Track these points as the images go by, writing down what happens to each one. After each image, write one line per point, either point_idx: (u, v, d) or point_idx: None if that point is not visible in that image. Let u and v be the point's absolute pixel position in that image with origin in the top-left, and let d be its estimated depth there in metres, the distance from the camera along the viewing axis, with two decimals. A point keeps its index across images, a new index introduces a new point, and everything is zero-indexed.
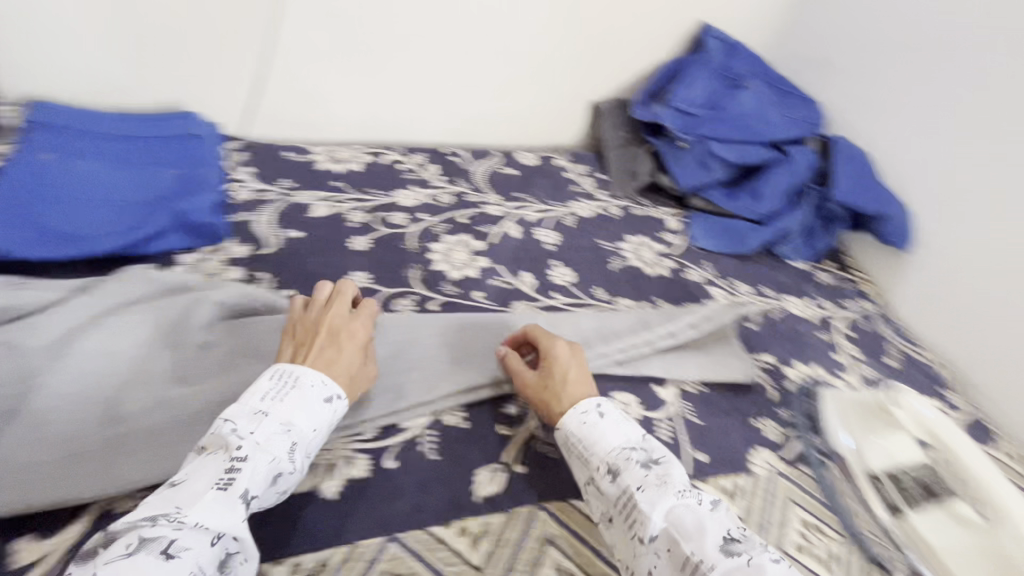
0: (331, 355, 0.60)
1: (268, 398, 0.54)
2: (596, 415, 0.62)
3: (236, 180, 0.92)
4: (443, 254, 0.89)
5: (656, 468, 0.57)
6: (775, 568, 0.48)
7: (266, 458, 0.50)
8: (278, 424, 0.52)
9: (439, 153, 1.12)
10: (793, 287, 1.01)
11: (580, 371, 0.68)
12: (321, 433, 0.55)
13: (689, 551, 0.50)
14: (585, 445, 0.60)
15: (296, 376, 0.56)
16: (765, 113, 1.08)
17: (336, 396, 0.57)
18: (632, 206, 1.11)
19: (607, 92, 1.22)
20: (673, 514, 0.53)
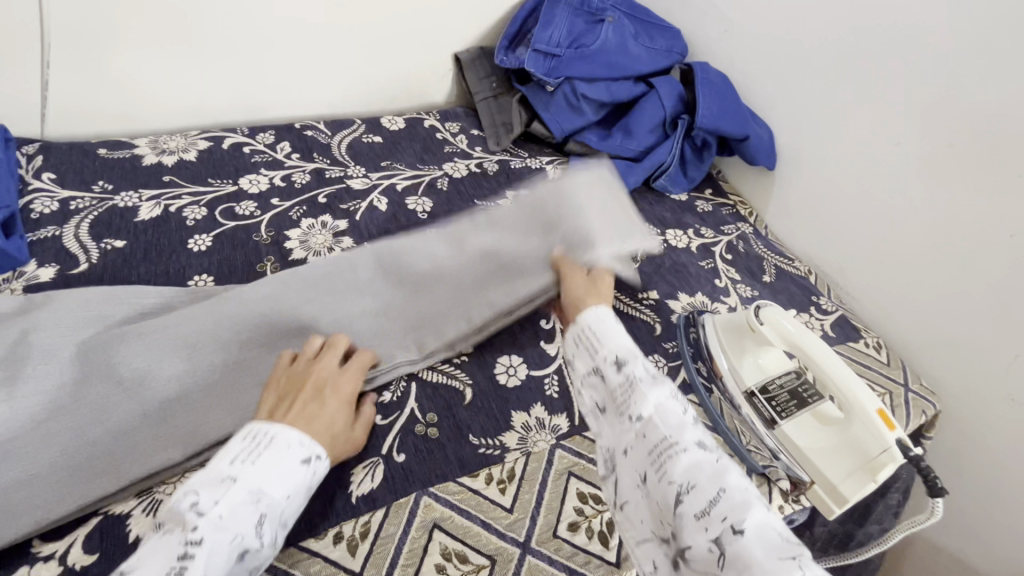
0: (313, 412, 0.55)
1: (237, 461, 0.48)
2: (607, 321, 0.60)
3: (37, 191, 0.79)
4: (301, 240, 0.81)
5: (658, 372, 0.55)
6: (742, 476, 0.46)
7: (226, 537, 0.44)
8: (246, 493, 0.46)
9: (292, 129, 1.01)
10: (674, 220, 1.02)
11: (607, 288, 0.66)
12: (295, 499, 0.50)
13: (666, 435, 0.49)
14: (595, 338, 0.58)
15: (271, 435, 0.51)
16: (627, 46, 1.05)
17: (315, 455, 0.52)
18: (509, 159, 1.07)
19: (468, 40, 1.14)
20: (661, 408, 0.51)
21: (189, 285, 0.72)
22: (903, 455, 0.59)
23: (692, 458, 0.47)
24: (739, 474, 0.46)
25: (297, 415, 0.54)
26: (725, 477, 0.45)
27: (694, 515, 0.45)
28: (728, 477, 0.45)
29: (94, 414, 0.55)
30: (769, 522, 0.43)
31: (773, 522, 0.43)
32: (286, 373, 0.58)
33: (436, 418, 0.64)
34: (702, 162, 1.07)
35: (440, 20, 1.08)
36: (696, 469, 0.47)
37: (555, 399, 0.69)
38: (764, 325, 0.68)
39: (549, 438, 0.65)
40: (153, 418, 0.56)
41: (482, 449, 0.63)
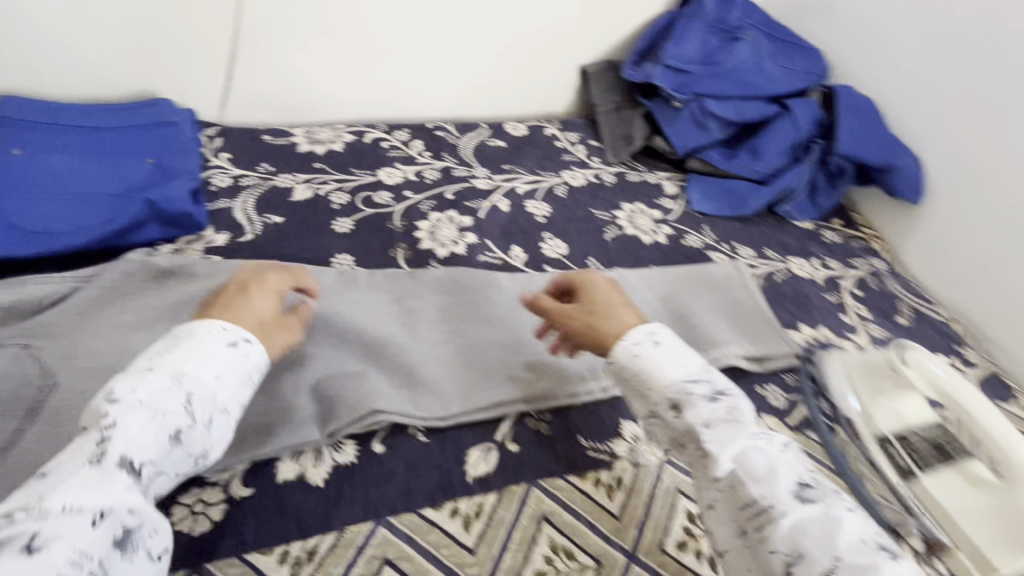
0: (231, 308, 0.57)
1: (156, 356, 0.50)
2: (650, 343, 0.57)
3: (215, 168, 0.90)
4: (430, 232, 0.87)
5: (724, 403, 0.52)
6: (854, 520, 0.44)
7: (147, 416, 0.46)
8: (165, 378, 0.48)
9: (424, 128, 1.08)
10: (798, 248, 0.97)
11: (625, 301, 0.64)
12: (224, 381, 0.51)
13: (759, 494, 0.46)
14: (644, 375, 0.55)
15: (192, 331, 0.52)
16: (762, 65, 1.03)
17: (243, 340, 0.54)
18: (626, 173, 1.07)
19: (597, 53, 1.16)
20: (742, 456, 0.49)
21: (332, 262, 0.79)
22: None
23: (793, 522, 0.44)
24: (852, 525, 0.44)
25: (218, 312, 0.56)
26: (836, 539, 0.43)
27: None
28: (838, 538, 0.43)
29: None
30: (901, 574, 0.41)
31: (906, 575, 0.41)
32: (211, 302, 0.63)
33: (548, 415, 0.66)
34: (834, 191, 1.01)
35: (573, 35, 1.11)
36: (801, 533, 0.44)
37: None
38: (909, 367, 0.65)
39: (658, 453, 0.64)
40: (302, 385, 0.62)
41: (591, 451, 0.63)
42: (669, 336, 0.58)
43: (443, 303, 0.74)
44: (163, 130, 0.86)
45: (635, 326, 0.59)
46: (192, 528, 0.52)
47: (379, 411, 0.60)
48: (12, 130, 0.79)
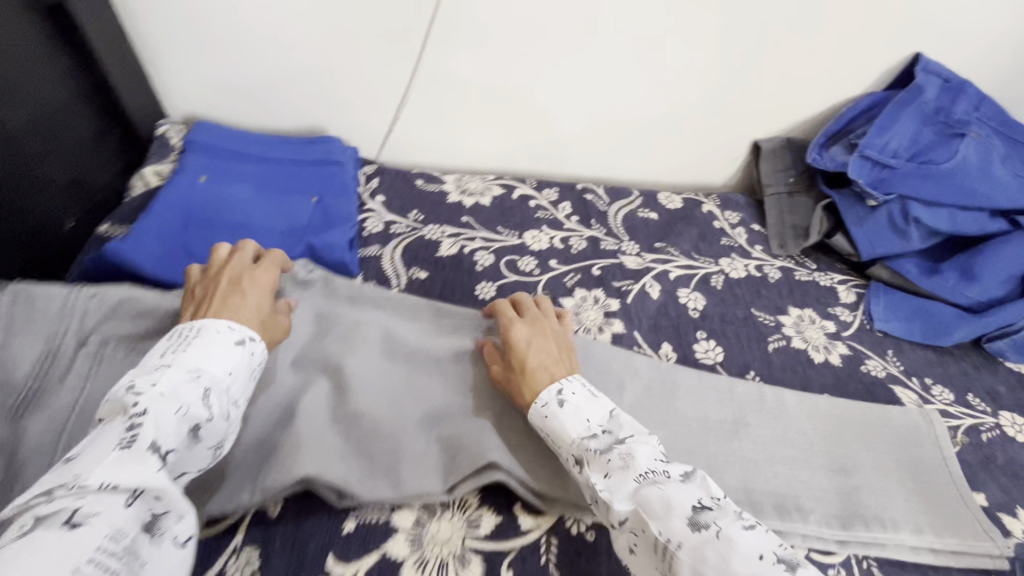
0: (234, 302, 0.59)
1: (166, 355, 0.52)
2: (556, 403, 0.58)
3: (370, 210, 0.90)
4: (574, 312, 0.81)
5: (619, 449, 0.54)
6: (744, 536, 0.46)
7: (172, 407, 0.47)
8: (185, 373, 0.50)
9: (573, 189, 1.03)
10: (1011, 399, 0.79)
11: (553, 352, 0.65)
12: (237, 376, 0.54)
13: (657, 529, 0.48)
14: (551, 435, 0.58)
15: (197, 331, 0.55)
16: (992, 170, 0.86)
17: (248, 338, 0.57)
18: (794, 269, 0.94)
19: (774, 130, 1.05)
20: (638, 496, 0.50)
21: None
22: None
23: (690, 551, 0.45)
24: (746, 540, 0.46)
25: (218, 308, 0.59)
26: (730, 563, 0.44)
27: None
28: (733, 560, 0.44)
29: (392, 412, 0.61)
30: None
31: None
32: (193, 274, 0.64)
33: None
34: None
35: (752, 109, 1.01)
36: (700, 561, 0.45)
37: None
38: None
39: None
40: (432, 433, 0.61)
41: None
42: (581, 389, 0.60)
43: None
44: (330, 169, 0.87)
45: (544, 378, 0.61)
46: None
47: (504, 467, 0.58)
48: (200, 157, 0.83)
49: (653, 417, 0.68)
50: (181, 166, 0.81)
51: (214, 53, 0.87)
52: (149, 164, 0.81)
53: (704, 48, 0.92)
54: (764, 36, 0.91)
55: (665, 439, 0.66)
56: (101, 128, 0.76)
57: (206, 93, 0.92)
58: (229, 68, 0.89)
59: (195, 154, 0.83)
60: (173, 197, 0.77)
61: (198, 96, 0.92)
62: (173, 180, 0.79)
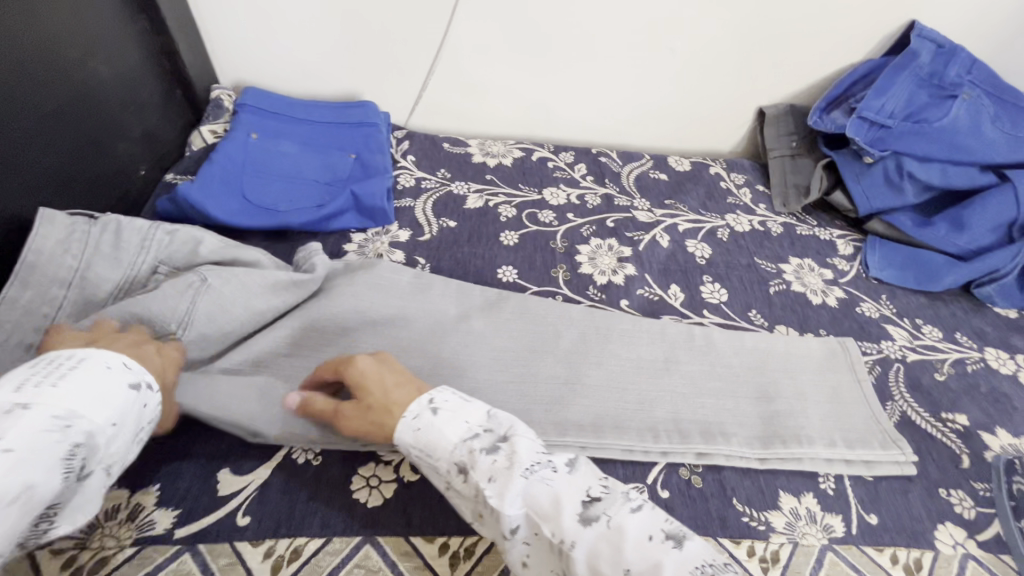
0: (137, 352, 0.52)
1: (30, 385, 0.43)
2: (428, 412, 0.55)
3: (402, 169, 0.98)
4: (590, 257, 0.88)
5: (503, 449, 0.52)
6: (631, 521, 0.49)
7: (21, 475, 0.39)
8: (52, 420, 0.42)
9: (588, 153, 1.11)
10: (997, 338, 0.86)
11: (402, 374, 0.60)
12: (121, 428, 0.46)
13: (549, 531, 0.48)
14: (426, 449, 0.54)
15: (78, 364, 0.46)
16: (981, 128, 0.91)
17: (144, 384, 0.49)
18: (795, 225, 1.01)
19: (778, 97, 1.11)
20: (528, 498, 0.50)
21: (499, 273, 0.83)
22: None
23: (588, 547, 0.47)
24: (635, 525, 0.48)
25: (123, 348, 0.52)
26: (624, 551, 0.46)
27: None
28: (626, 546, 0.47)
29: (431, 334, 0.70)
30: (687, 560, 0.46)
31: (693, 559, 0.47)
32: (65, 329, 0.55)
33: (700, 467, 0.64)
34: None
35: (756, 77, 1.08)
36: (597, 557, 0.46)
37: (831, 496, 0.63)
38: None
39: (820, 536, 0.59)
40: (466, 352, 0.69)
41: (747, 519, 0.60)
42: (452, 395, 0.57)
43: (599, 332, 0.75)
44: (367, 130, 0.95)
45: (408, 393, 0.57)
46: (368, 500, 0.56)
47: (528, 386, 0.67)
48: (251, 117, 0.91)
49: (665, 342, 0.76)
50: (235, 125, 0.90)
51: (261, 24, 0.95)
52: (206, 123, 0.91)
53: (712, 18, 0.98)
54: (768, 6, 0.97)
55: (670, 358, 0.74)
56: (162, 90, 0.86)
57: (253, 63, 1.01)
58: (274, 38, 0.97)
59: (246, 114, 0.91)
60: (230, 150, 0.85)
61: (246, 66, 1.01)
62: (229, 136, 0.88)
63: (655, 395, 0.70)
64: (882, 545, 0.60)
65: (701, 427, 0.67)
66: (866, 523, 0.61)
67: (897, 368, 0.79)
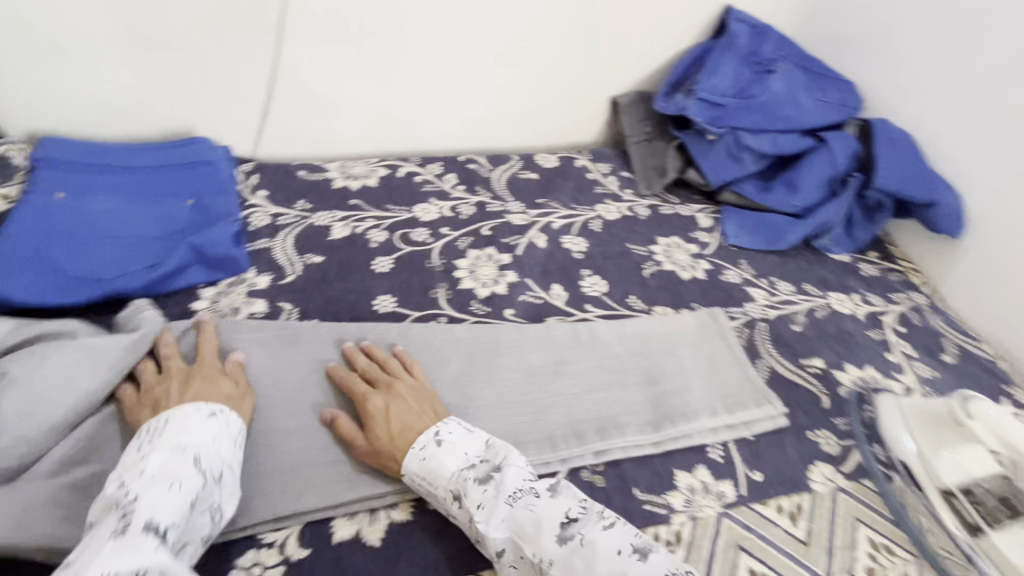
0: (205, 391, 0.58)
1: (144, 443, 0.52)
2: (433, 445, 0.58)
3: (253, 206, 0.90)
4: (469, 270, 0.86)
5: (495, 477, 0.56)
6: (603, 538, 0.51)
7: (164, 484, 0.48)
8: (166, 451, 0.51)
9: (456, 162, 1.09)
10: (836, 283, 0.97)
11: (417, 409, 0.62)
12: (221, 441, 0.55)
13: (532, 551, 0.51)
14: (425, 481, 0.57)
15: (167, 417, 0.54)
16: (798, 99, 1.02)
17: (219, 412, 0.57)
18: (659, 205, 1.07)
19: (626, 85, 1.17)
20: (515, 522, 0.53)
21: (375, 305, 0.79)
22: None
23: (560, 565, 0.50)
24: (609, 538, 0.51)
25: (191, 395, 0.57)
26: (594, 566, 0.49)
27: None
28: (596, 565, 0.49)
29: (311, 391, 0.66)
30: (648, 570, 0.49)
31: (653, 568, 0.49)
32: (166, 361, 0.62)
33: (602, 466, 0.66)
34: (872, 224, 1.01)
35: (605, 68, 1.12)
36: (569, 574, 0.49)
37: (720, 464, 0.68)
38: (974, 419, 0.63)
39: (715, 505, 0.63)
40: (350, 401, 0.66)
41: (648, 505, 0.62)
42: (457, 427, 0.60)
43: (487, 349, 0.74)
44: (202, 169, 0.86)
45: (411, 437, 0.59)
46: None
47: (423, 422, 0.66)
48: (52, 172, 0.79)
49: (553, 345, 0.76)
50: (31, 185, 0.76)
51: (48, 62, 0.82)
52: None
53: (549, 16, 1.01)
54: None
55: (560, 361, 0.75)
56: None
57: (48, 109, 0.87)
58: (68, 77, 0.84)
59: (45, 171, 0.78)
60: (28, 217, 0.73)
61: (39, 113, 0.86)
62: (25, 199, 0.74)
63: (548, 402, 0.70)
64: (768, 499, 0.65)
65: (596, 423, 0.69)
66: (751, 481, 0.66)
67: (761, 327, 0.86)
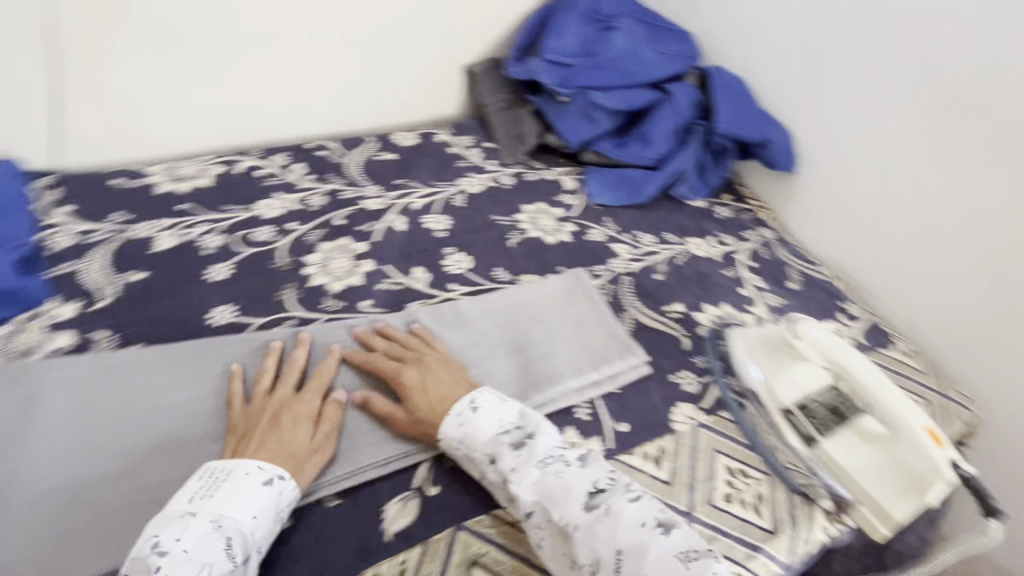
0: (280, 437, 0.57)
1: (195, 499, 0.50)
2: (468, 412, 0.60)
3: (54, 226, 0.78)
4: (321, 264, 0.80)
5: (529, 444, 0.57)
6: (630, 513, 0.52)
7: (192, 569, 0.46)
8: (207, 523, 0.48)
9: (304, 150, 1.01)
10: (695, 228, 1.01)
11: (450, 380, 0.64)
12: (263, 519, 0.51)
13: (557, 515, 0.53)
14: (461, 445, 0.59)
15: (228, 470, 0.53)
16: (641, 53, 1.04)
17: (276, 476, 0.53)
18: (525, 173, 1.06)
19: (477, 53, 1.15)
20: (540, 488, 0.55)
21: (211, 318, 0.71)
22: (955, 475, 0.56)
23: (584, 530, 0.51)
24: (632, 510, 0.52)
25: (258, 443, 0.56)
26: (615, 537, 0.50)
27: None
28: (620, 531, 0.51)
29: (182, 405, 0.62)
30: (670, 546, 0.50)
31: (674, 545, 0.50)
32: (233, 399, 0.61)
33: None
34: (720, 168, 1.06)
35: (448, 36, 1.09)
36: (592, 538, 0.51)
37: (587, 422, 0.68)
38: (801, 340, 0.67)
39: None
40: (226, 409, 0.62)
41: None
42: (492, 395, 0.62)
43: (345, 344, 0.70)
44: None
45: (451, 403, 0.61)
46: None
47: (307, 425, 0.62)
48: None
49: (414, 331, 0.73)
50: None
51: None
52: None
53: None
54: None
55: None
56: None
57: None
58: None
59: None
60: None
61: None
62: None
63: None
64: (633, 448, 0.66)
65: None
66: (618, 433, 0.68)
67: (625, 281, 0.88)
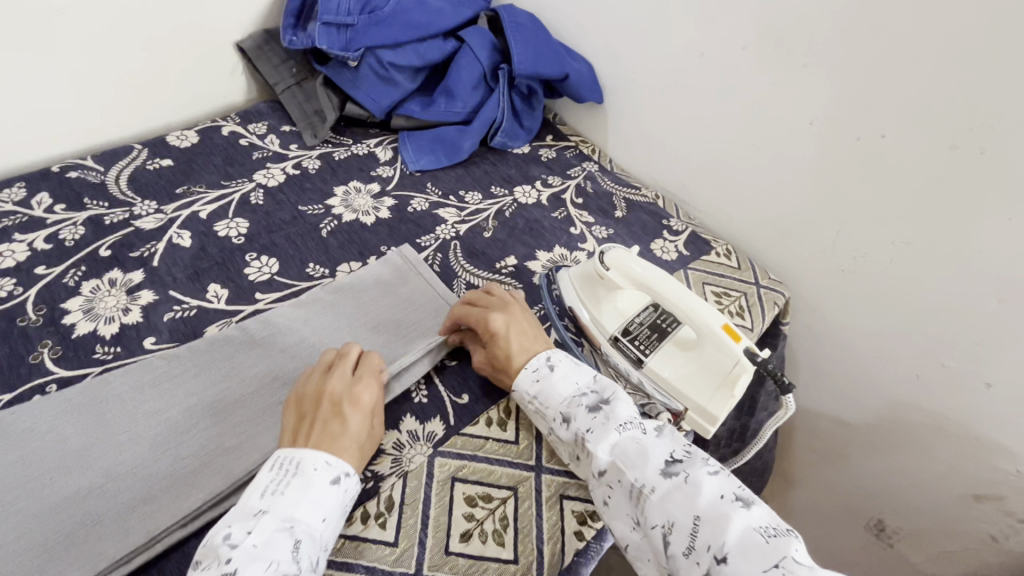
0: (335, 430, 0.55)
1: (268, 493, 0.50)
2: (547, 369, 0.62)
3: None
4: (85, 309, 0.68)
5: (607, 408, 0.57)
6: (709, 483, 0.50)
7: (263, 565, 0.45)
8: (280, 521, 0.48)
9: (47, 174, 0.83)
10: (521, 175, 0.99)
11: (531, 329, 0.66)
12: (331, 520, 0.51)
13: (632, 476, 0.52)
14: (537, 401, 0.61)
15: (297, 461, 0.52)
16: (425, 1, 0.96)
17: (344, 474, 0.53)
18: (332, 151, 0.96)
19: (248, 25, 0.99)
20: (618, 448, 0.54)
21: None
22: (752, 362, 0.60)
23: (660, 494, 0.50)
24: (712, 482, 0.50)
25: (321, 433, 0.55)
26: (695, 503, 0.48)
27: (682, 552, 0.47)
28: (698, 500, 0.49)
29: (17, 463, 0.54)
30: (750, 522, 0.47)
31: (755, 520, 0.47)
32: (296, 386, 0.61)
33: None
34: (534, 110, 1.04)
35: (196, 10, 0.92)
36: (668, 503, 0.49)
37: (425, 405, 0.65)
38: (611, 270, 0.66)
39: (424, 450, 0.61)
40: (67, 463, 0.54)
41: None
42: (569, 356, 0.64)
43: (131, 391, 0.60)
44: None
45: (530, 356, 0.64)
46: None
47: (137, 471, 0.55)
48: None
49: (209, 360, 0.64)
50: None
51: None
52: None
53: None
54: None
55: (220, 372, 0.63)
56: None
57: None
58: None
59: None
60: None
61: None
62: None
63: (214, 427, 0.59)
64: (476, 418, 0.64)
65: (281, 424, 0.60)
66: (459, 407, 0.65)
67: (454, 246, 0.84)
